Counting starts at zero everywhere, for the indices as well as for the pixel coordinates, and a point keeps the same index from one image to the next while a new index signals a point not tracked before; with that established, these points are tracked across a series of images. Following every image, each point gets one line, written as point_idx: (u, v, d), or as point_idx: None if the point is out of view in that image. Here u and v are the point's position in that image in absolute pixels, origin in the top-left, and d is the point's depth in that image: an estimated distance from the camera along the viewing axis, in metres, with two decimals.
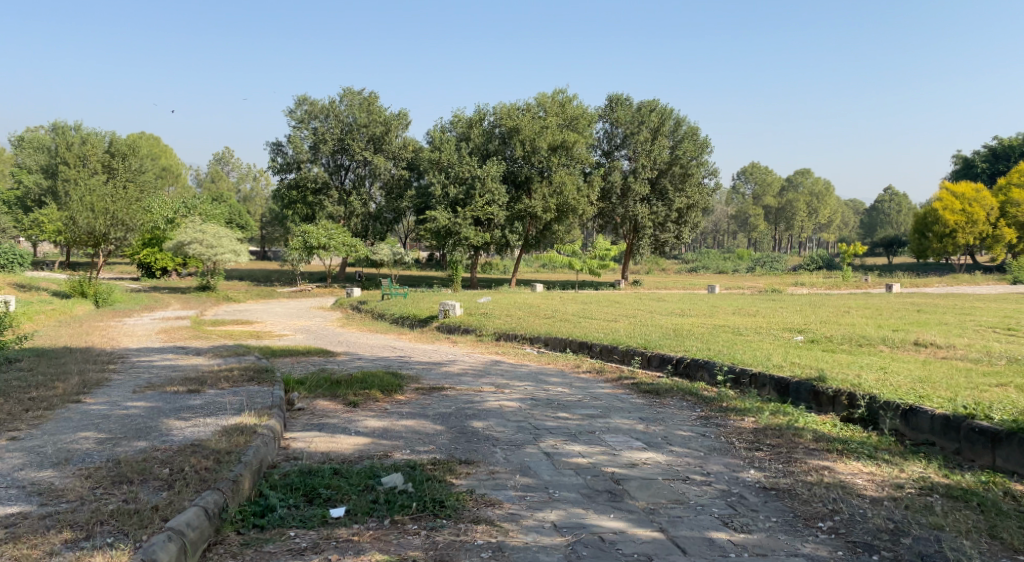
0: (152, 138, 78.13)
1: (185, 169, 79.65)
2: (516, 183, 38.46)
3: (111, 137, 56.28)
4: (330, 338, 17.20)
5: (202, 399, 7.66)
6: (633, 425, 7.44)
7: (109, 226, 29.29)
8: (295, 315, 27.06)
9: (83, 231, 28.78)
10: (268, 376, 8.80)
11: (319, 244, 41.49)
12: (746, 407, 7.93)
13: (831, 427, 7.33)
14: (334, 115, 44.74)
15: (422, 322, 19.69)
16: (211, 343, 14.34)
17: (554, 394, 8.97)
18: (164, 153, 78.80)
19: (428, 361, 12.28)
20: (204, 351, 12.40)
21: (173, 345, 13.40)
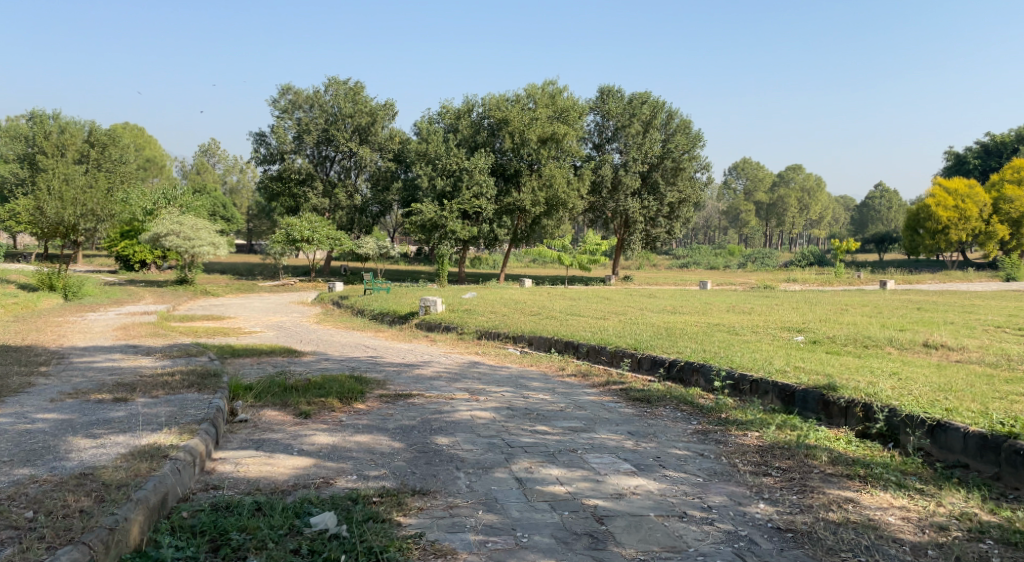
0: (136, 130, 76.95)
1: (170, 161, 78.45)
2: (505, 176, 37.50)
3: (92, 127, 55.12)
4: (301, 337, 16.25)
5: (123, 412, 6.70)
6: (620, 442, 6.55)
7: (79, 217, 28.26)
8: (273, 311, 26.09)
9: (52, 222, 27.72)
10: (211, 385, 7.87)
11: (302, 237, 40.41)
12: (749, 420, 7.06)
13: (849, 447, 6.48)
14: (319, 105, 43.61)
15: (401, 319, 18.73)
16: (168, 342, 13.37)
17: (533, 401, 8.04)
18: (149, 144, 77.54)
19: (400, 362, 11.35)
20: (157, 352, 11.47)
21: (125, 346, 12.44)
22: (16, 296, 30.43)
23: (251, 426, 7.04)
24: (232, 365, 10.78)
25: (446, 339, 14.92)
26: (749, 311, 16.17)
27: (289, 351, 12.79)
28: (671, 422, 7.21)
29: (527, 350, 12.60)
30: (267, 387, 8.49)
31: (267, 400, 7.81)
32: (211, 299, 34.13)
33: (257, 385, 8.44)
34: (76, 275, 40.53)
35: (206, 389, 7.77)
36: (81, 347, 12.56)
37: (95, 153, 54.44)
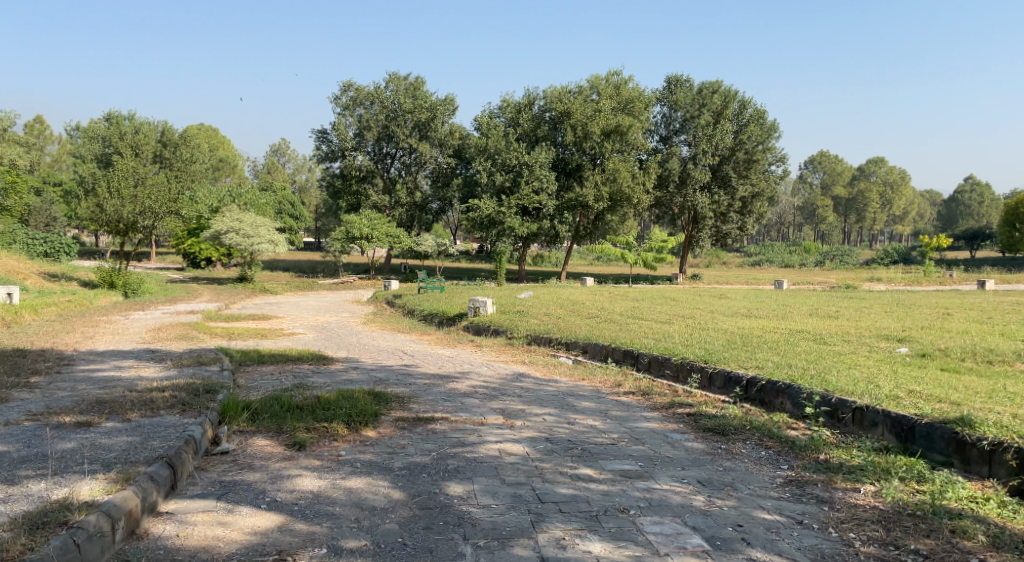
0: (210, 130, 77.99)
1: (242, 161, 79.24)
2: (566, 170, 36.02)
3: (163, 126, 55.47)
4: (340, 340, 15.11)
5: (75, 441, 5.70)
6: (687, 500, 5.40)
7: (138, 214, 27.85)
8: (324, 311, 25.14)
9: (110, 219, 27.40)
10: (201, 405, 6.72)
11: (361, 235, 39.52)
12: (866, 470, 5.86)
13: (1008, 515, 5.27)
14: (379, 101, 42.69)
15: (450, 321, 17.47)
16: (190, 347, 12.37)
17: (578, 429, 6.68)
18: (222, 145, 78.34)
19: (434, 374, 10.08)
20: (170, 359, 10.41)
21: (142, 352, 11.48)
22: (75, 294, 30.19)
23: (232, 459, 5.84)
24: (248, 377, 9.64)
25: (492, 344, 13.62)
26: (833, 316, 14.39)
27: (318, 358, 11.62)
28: (749, 464, 6.03)
29: (580, 359, 11.24)
30: (268, 406, 7.24)
31: (262, 425, 6.55)
32: (267, 298, 33.47)
33: (257, 405, 7.22)
34: (139, 273, 40.51)
35: (188, 412, 6.58)
36: (98, 352, 11.62)
37: (166, 152, 54.83)
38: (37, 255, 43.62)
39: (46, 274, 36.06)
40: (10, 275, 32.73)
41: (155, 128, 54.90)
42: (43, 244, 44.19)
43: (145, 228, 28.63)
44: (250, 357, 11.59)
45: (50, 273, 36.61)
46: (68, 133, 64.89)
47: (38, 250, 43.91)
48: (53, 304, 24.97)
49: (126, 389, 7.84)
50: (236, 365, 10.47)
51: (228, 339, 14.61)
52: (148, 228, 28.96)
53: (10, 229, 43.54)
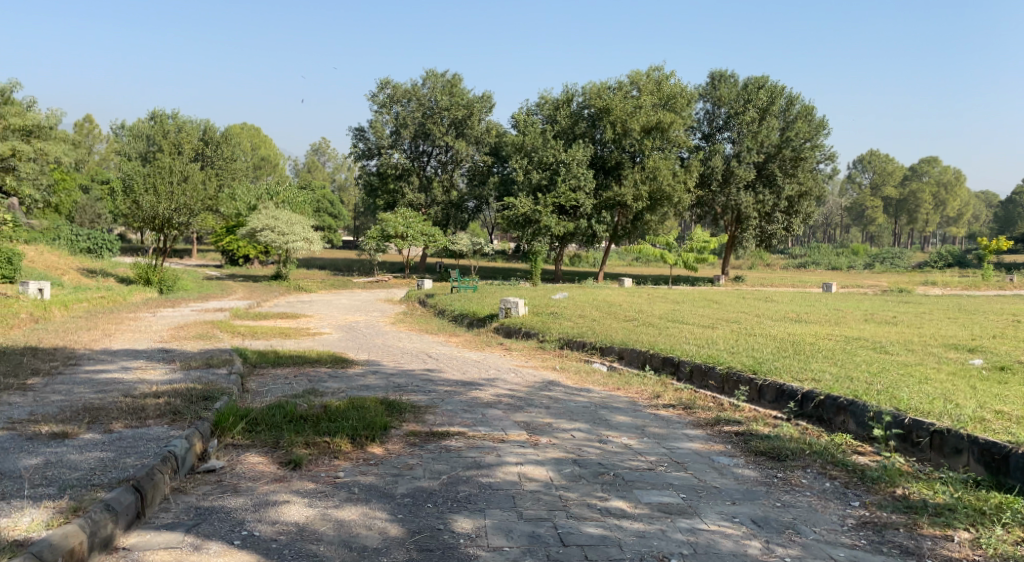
0: (253, 131, 78.32)
1: (284, 161, 79.42)
2: (604, 169, 35.19)
3: (206, 125, 55.64)
4: (365, 341, 14.48)
5: (48, 454, 5.36)
6: (731, 546, 4.84)
7: (173, 211, 27.61)
8: (356, 310, 24.58)
9: (146, 215, 27.17)
10: (194, 414, 6.16)
11: (397, 233, 39.00)
12: (956, 509, 5.29)
13: None
14: (416, 99, 42.16)
15: (480, 323, 16.81)
16: (206, 346, 11.82)
17: (609, 453, 6.05)
18: (264, 144, 78.56)
19: (455, 380, 9.41)
20: (180, 360, 9.84)
21: (154, 351, 10.93)
22: (111, 290, 29.99)
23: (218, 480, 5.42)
24: (257, 381, 9.03)
25: (522, 348, 12.93)
26: (890, 322, 13.45)
27: (337, 360, 11.02)
28: (813, 501, 5.48)
29: (615, 365, 10.51)
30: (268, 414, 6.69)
31: (258, 436, 6.01)
32: (301, 295, 33.06)
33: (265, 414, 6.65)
34: (175, 270, 40.40)
35: (179, 420, 6.07)
36: (111, 351, 11.11)
37: (208, 151, 54.96)
38: (81, 251, 43.31)
39: (84, 269, 36.05)
40: (48, 271, 32.66)
41: (198, 127, 55.07)
42: (87, 241, 43.78)
43: (181, 225, 28.40)
44: (267, 358, 11.02)
45: (88, 268, 36.59)
46: (113, 132, 65.46)
47: (81, 246, 43.43)
48: (85, 300, 24.76)
49: (119, 394, 7.24)
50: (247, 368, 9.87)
51: (251, 339, 14.10)
52: (183, 226, 28.68)
53: (53, 227, 43.65)
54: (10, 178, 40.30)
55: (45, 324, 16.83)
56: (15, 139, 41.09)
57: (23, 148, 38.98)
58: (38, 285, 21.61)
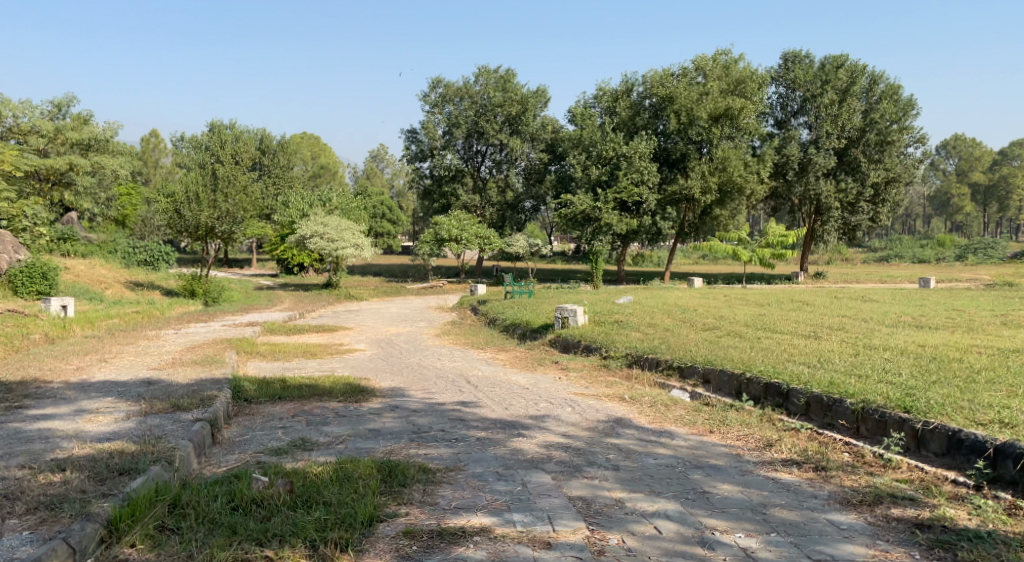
0: (313, 139, 77.41)
1: (342, 167, 78.27)
2: (669, 162, 32.77)
3: (261, 133, 54.52)
4: (401, 359, 12.60)
5: None
6: None
7: (216, 219, 25.76)
8: (403, 319, 22.69)
9: (188, 224, 25.47)
10: (66, 518, 5.08)
11: (450, 236, 36.98)
12: None
13: None
14: (469, 96, 40.20)
15: (534, 335, 14.65)
16: (205, 372, 9.98)
17: None
18: (324, 152, 77.77)
19: (491, 418, 7.34)
20: (150, 398, 7.88)
21: (139, 382, 9.13)
22: (152, 303, 28.48)
23: None
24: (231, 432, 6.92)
25: (580, 366, 10.72)
26: None
27: (353, 392, 8.89)
28: None
29: (698, 392, 8.35)
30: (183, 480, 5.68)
31: (167, 544, 4.99)
32: (350, 304, 31.18)
33: (195, 485, 5.57)
34: (225, 281, 39.07)
35: (45, 526, 5.02)
36: (86, 383, 9.16)
37: (264, 160, 53.74)
38: (138, 263, 40.65)
39: (131, 282, 34.73)
40: (91, 285, 31.35)
41: (254, 136, 54.06)
42: (144, 252, 41.34)
43: (225, 234, 26.52)
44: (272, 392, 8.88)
45: (135, 281, 35.33)
46: (174, 145, 65.22)
47: (137, 258, 40.95)
48: (118, 315, 23.19)
49: (1, 468, 5.72)
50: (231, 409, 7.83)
51: (268, 363, 12.04)
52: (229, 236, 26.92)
53: (110, 240, 41.72)
54: (67, 192, 39.73)
55: (53, 345, 15.16)
56: (73, 153, 40.38)
57: (80, 162, 38.24)
58: (62, 302, 20.08)
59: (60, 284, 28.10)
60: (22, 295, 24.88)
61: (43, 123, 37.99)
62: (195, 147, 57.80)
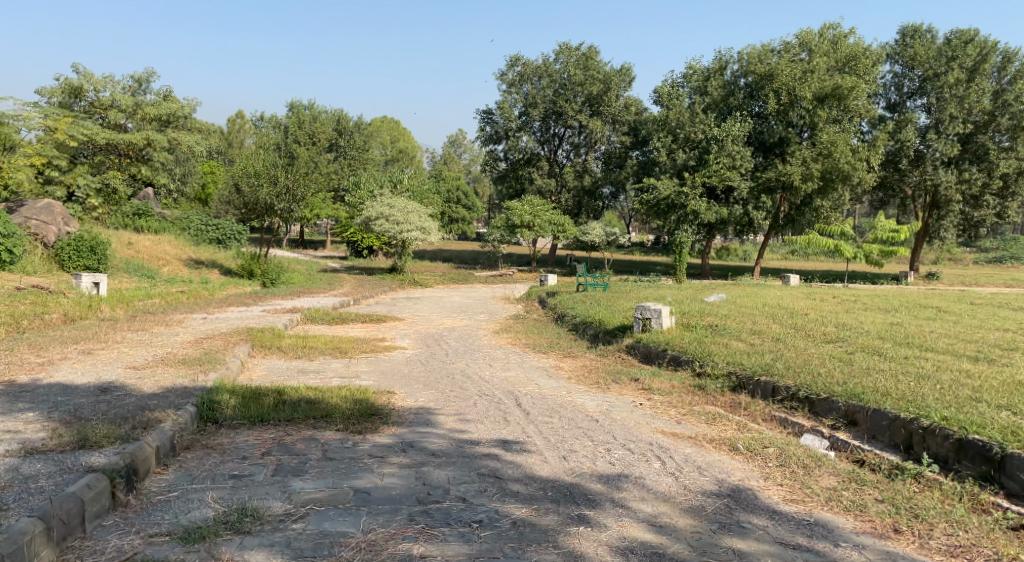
0: (391, 122, 75.47)
1: (419, 151, 76.40)
2: (765, 148, 29.97)
3: (339, 113, 52.88)
4: (444, 361, 10.63)
5: None
6: None
7: (275, 196, 23.75)
8: (464, 309, 20.70)
9: (246, 201, 23.79)
10: None
11: (523, 223, 34.64)
12: None
13: None
14: (547, 75, 37.67)
15: (609, 337, 12.23)
16: (193, 372, 8.18)
17: None
18: (403, 136, 75.96)
19: (538, 476, 5.65)
20: (84, 417, 6.03)
21: (102, 388, 7.34)
22: (206, 283, 26.76)
23: None
24: (147, 483, 5.35)
25: (665, 383, 8.36)
26: None
27: (361, 406, 6.91)
28: None
29: (842, 440, 6.30)
30: None
31: None
32: (412, 290, 29.27)
33: None
34: (290, 263, 37.59)
35: None
36: (41, 388, 7.36)
37: (341, 141, 52.10)
38: (208, 242, 38.81)
39: (191, 261, 33.02)
40: (147, 261, 29.97)
41: (332, 117, 52.44)
42: (215, 231, 39.50)
43: (285, 213, 24.50)
44: (262, 408, 6.75)
45: (196, 259, 33.48)
46: (253, 126, 64.31)
47: (208, 237, 39.13)
48: (160, 295, 21.48)
49: None
50: (189, 420, 6.11)
51: (284, 363, 9.97)
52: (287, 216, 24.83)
53: (184, 217, 39.58)
54: (146, 168, 38.13)
55: (62, 328, 13.41)
56: (152, 128, 38.91)
57: (157, 137, 36.61)
58: (93, 279, 18.29)
59: (113, 261, 26.70)
60: (68, 269, 23.59)
61: (122, 98, 36.58)
62: (275, 127, 56.64)
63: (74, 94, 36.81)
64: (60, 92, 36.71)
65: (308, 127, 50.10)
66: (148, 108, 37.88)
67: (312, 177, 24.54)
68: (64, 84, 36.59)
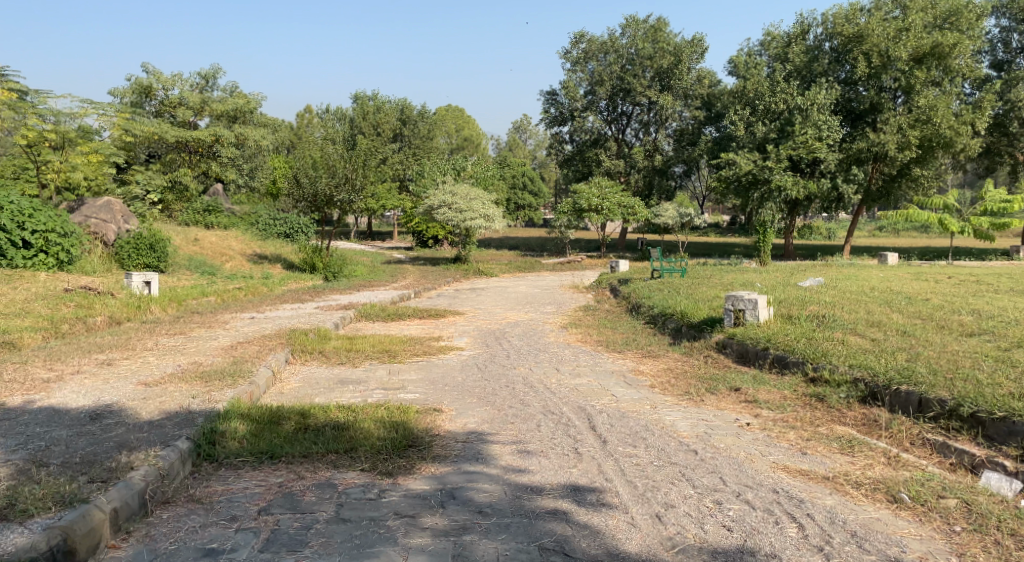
0: (456, 110, 74.17)
1: (484, 138, 74.97)
2: (855, 116, 28.32)
3: (402, 103, 51.75)
4: (508, 364, 9.39)
5: None
6: None
7: (334, 187, 22.48)
8: (533, 300, 19.39)
9: (306, 194, 22.47)
10: None
11: (591, 206, 33.05)
12: None
13: None
14: (614, 51, 35.86)
15: (694, 331, 10.77)
16: (214, 385, 7.05)
17: None
18: (467, 124, 74.52)
19: (622, 552, 4.63)
20: (70, 464, 5.15)
21: (106, 409, 6.23)
22: (267, 277, 25.54)
23: None
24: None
25: (775, 393, 7.06)
26: None
27: (391, 424, 5.99)
28: None
29: None
30: None
31: None
32: (478, 280, 27.98)
33: None
34: (355, 256, 36.49)
35: None
36: (37, 410, 6.28)
37: (405, 131, 51.08)
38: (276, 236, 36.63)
39: (255, 253, 31.34)
40: (209, 256, 28.18)
41: (396, 106, 51.39)
42: (284, 224, 37.35)
43: (345, 204, 23.14)
44: (276, 440, 5.71)
45: (260, 253, 31.63)
46: (316, 118, 63.70)
47: (277, 231, 36.95)
48: (217, 291, 20.28)
49: None
50: (180, 462, 5.29)
51: (323, 372, 8.78)
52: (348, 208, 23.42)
53: (253, 211, 38.25)
54: (216, 165, 37.40)
55: (99, 331, 12.23)
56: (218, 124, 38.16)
57: (224, 133, 35.87)
58: (144, 278, 16.80)
59: (174, 256, 25.54)
60: (128, 268, 21.87)
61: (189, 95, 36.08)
62: (340, 120, 55.98)
63: (145, 93, 36.54)
64: (132, 93, 36.53)
65: (372, 118, 49.28)
66: (216, 105, 37.23)
67: (373, 166, 23.30)
68: (135, 85, 36.31)
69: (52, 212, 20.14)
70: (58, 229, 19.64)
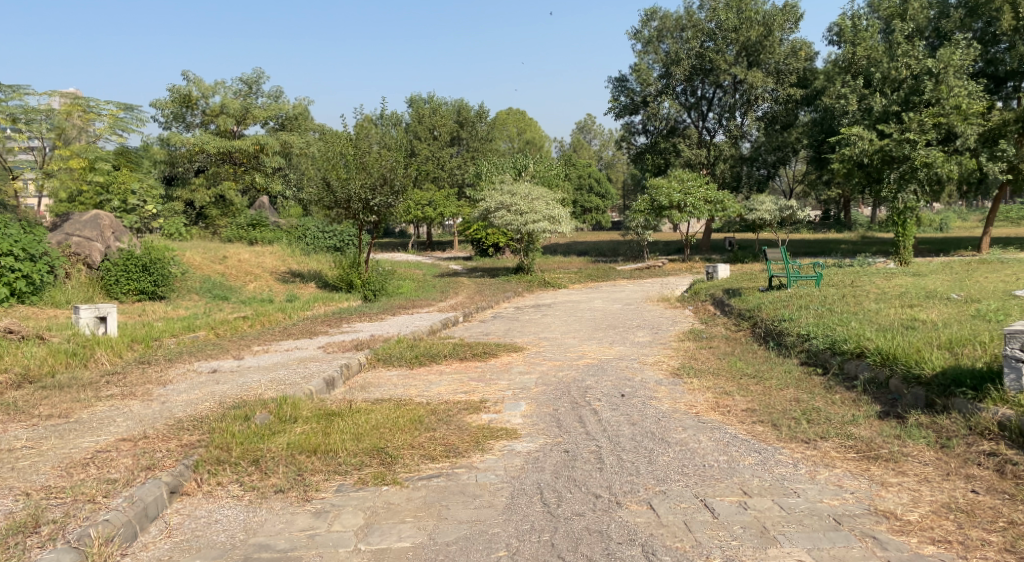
0: (517, 113, 69.45)
1: (547, 140, 70.23)
2: (996, 80, 23.04)
3: (459, 103, 47.25)
4: (601, 483, 4.82)
5: None
6: None
7: (370, 189, 17.10)
8: (619, 321, 14.76)
9: (333, 202, 17.28)
10: None
11: (671, 202, 28.14)
12: None
13: None
14: (692, 25, 30.82)
15: (932, 396, 6.08)
16: None
17: None
18: (530, 127, 69.84)
19: None
20: None
21: None
22: (292, 300, 21.17)
23: None
24: None
25: None
26: None
27: None
28: None
29: None
30: None
31: None
32: (544, 295, 23.35)
33: None
34: (406, 269, 32.29)
35: None
36: None
37: (463, 133, 46.51)
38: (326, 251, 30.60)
39: (291, 268, 26.91)
40: (231, 276, 23.93)
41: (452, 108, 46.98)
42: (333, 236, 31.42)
43: (384, 211, 17.63)
44: None
45: (297, 268, 27.17)
46: None
47: (326, 245, 30.85)
48: (214, 321, 15.86)
49: None
50: None
51: (224, 527, 4.52)
52: (384, 212, 17.60)
53: (298, 222, 32.20)
54: (260, 177, 33.31)
55: None
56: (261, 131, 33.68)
57: (269, 141, 31.59)
58: (98, 312, 12.48)
59: (184, 280, 21.36)
60: (116, 296, 16.89)
61: (228, 102, 32.09)
62: (393, 124, 51.75)
63: (185, 103, 32.26)
64: (171, 102, 32.50)
65: (429, 120, 45.01)
66: (258, 110, 33.18)
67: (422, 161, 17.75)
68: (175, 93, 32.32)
69: (15, 230, 15.69)
70: (16, 250, 15.05)
